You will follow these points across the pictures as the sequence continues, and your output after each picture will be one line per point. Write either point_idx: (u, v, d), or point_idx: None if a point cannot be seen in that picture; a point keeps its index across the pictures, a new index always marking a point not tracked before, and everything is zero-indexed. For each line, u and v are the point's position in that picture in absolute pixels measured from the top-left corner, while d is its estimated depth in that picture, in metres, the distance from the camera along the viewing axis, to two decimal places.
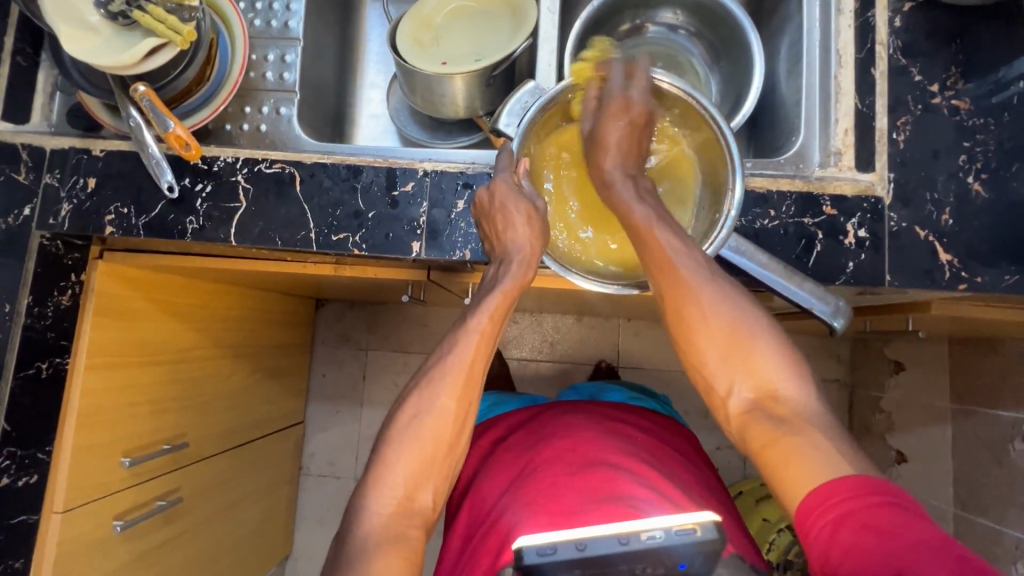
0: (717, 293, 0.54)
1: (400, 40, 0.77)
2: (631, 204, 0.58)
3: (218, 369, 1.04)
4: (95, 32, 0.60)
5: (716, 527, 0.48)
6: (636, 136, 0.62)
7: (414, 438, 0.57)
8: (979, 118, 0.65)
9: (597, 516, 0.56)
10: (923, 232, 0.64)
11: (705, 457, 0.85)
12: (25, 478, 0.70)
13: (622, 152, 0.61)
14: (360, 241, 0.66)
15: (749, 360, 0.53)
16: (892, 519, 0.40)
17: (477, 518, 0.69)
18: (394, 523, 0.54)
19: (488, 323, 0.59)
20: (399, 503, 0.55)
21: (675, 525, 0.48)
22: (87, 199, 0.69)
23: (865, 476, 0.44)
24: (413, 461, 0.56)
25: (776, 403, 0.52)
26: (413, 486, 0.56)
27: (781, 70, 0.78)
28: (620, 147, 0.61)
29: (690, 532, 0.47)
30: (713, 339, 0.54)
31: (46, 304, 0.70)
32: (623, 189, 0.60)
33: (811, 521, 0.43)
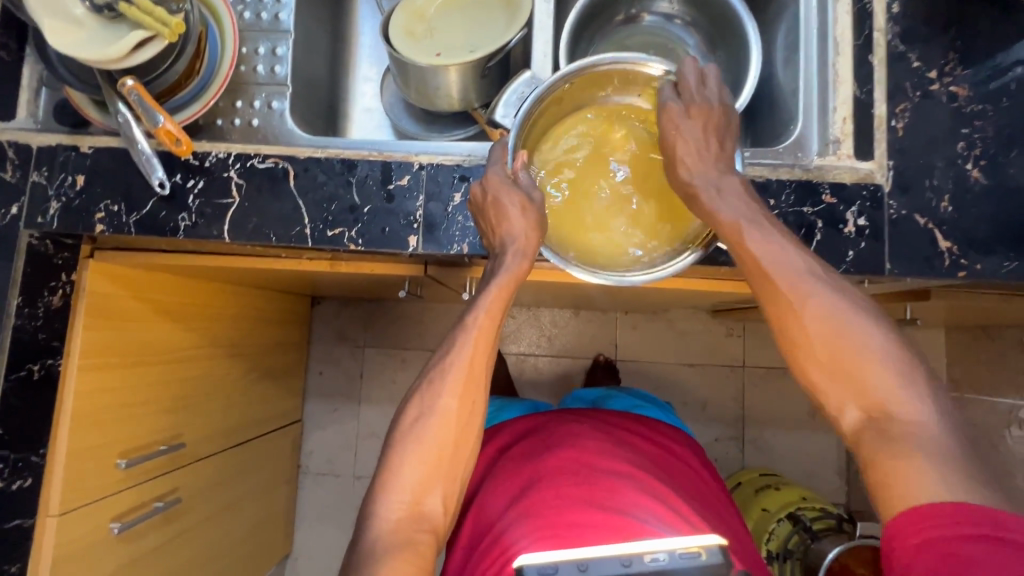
0: (824, 298, 0.53)
1: (393, 31, 0.76)
2: (716, 210, 0.57)
3: (215, 370, 1.03)
4: (80, 25, 0.59)
5: (722, 550, 0.48)
6: (715, 136, 0.60)
7: (419, 438, 0.57)
8: (977, 104, 0.65)
9: (602, 533, 0.57)
10: (922, 220, 0.64)
11: (710, 463, 0.85)
12: (19, 482, 0.69)
13: (708, 149, 0.59)
14: (356, 236, 0.65)
15: (854, 367, 0.50)
16: (984, 554, 0.38)
17: (481, 525, 0.68)
18: (404, 528, 0.54)
19: (486, 319, 0.59)
20: (408, 506, 0.55)
21: (680, 547, 0.48)
22: (76, 197, 0.68)
23: (976, 505, 0.41)
24: (419, 461, 0.56)
25: (884, 415, 0.48)
26: (422, 489, 0.56)
27: (777, 58, 0.77)
28: (706, 148, 0.59)
29: (696, 556, 0.47)
30: (817, 347, 0.52)
31: (37, 304, 0.69)
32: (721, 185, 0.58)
33: (899, 540, 0.43)
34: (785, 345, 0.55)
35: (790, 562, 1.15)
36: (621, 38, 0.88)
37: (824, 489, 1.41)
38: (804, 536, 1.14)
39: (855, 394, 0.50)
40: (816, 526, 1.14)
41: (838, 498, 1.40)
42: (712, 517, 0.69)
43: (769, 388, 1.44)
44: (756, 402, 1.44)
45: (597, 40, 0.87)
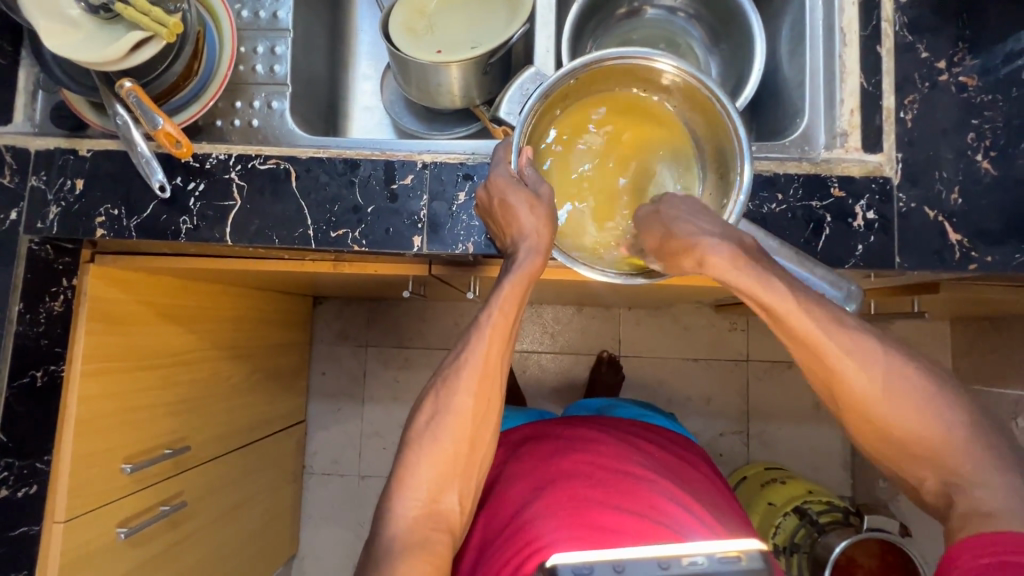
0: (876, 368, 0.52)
1: (394, 28, 0.75)
2: (759, 288, 0.51)
3: (219, 373, 1.03)
4: (76, 26, 0.58)
5: (760, 555, 0.50)
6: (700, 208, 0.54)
7: (434, 438, 0.58)
8: (987, 94, 0.64)
9: (628, 534, 0.58)
10: (932, 212, 0.63)
11: (715, 468, 0.85)
12: (25, 489, 0.69)
13: (713, 227, 0.52)
14: (360, 237, 0.64)
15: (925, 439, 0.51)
16: None
17: (492, 522, 0.68)
18: (419, 525, 0.55)
19: (500, 318, 0.58)
20: (423, 504, 0.56)
21: (718, 552, 0.49)
22: (76, 201, 0.67)
23: None
24: (436, 460, 0.57)
25: (957, 473, 0.50)
26: (438, 488, 0.57)
27: (782, 50, 0.76)
28: (700, 220, 0.52)
29: (735, 561, 0.49)
30: (886, 422, 0.52)
31: (38, 311, 0.68)
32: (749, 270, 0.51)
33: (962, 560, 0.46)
34: (846, 417, 0.55)
35: (797, 556, 1.14)
36: (624, 31, 0.87)
37: (829, 482, 1.41)
38: (811, 529, 1.13)
39: (931, 462, 0.52)
40: (823, 519, 1.13)
41: (843, 491, 1.40)
42: (722, 520, 0.69)
43: (773, 382, 1.44)
44: (760, 396, 1.44)
45: (598, 34, 0.87)
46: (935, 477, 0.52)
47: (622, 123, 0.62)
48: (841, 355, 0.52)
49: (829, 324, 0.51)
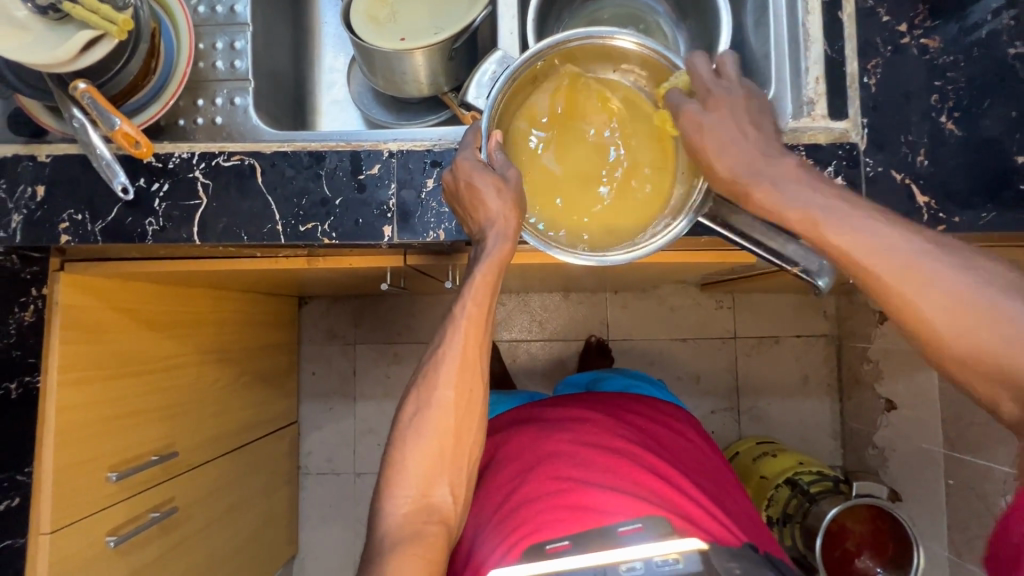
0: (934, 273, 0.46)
1: (356, 18, 0.74)
2: (784, 208, 0.50)
3: (204, 376, 1.02)
4: (26, 28, 0.57)
5: (699, 556, 0.55)
6: (749, 124, 0.53)
7: (420, 436, 0.57)
8: (949, 55, 0.64)
9: (608, 513, 0.60)
10: (899, 175, 0.63)
11: (708, 436, 0.86)
12: (7, 503, 0.68)
13: (755, 147, 0.52)
14: (330, 230, 0.64)
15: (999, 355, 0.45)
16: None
17: (482, 508, 0.68)
18: (411, 521, 0.56)
19: (474, 309, 0.57)
20: (415, 500, 0.56)
21: (658, 555, 0.55)
22: (38, 208, 0.65)
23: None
24: (421, 454, 0.57)
25: None
26: (428, 483, 0.57)
27: (748, 22, 0.76)
28: (745, 138, 0.52)
29: (673, 563, 0.54)
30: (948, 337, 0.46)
31: (8, 322, 0.68)
32: (784, 188, 0.50)
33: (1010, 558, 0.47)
34: None
35: (790, 526, 1.16)
36: (591, 12, 0.87)
37: (820, 451, 1.43)
38: (802, 499, 1.14)
39: None
40: (814, 488, 1.14)
41: (834, 460, 1.42)
42: (710, 491, 0.71)
43: (762, 356, 1.45)
44: (749, 371, 1.45)
45: (565, 16, 0.86)
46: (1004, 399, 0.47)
47: (594, 101, 0.60)
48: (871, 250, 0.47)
49: (871, 233, 0.48)
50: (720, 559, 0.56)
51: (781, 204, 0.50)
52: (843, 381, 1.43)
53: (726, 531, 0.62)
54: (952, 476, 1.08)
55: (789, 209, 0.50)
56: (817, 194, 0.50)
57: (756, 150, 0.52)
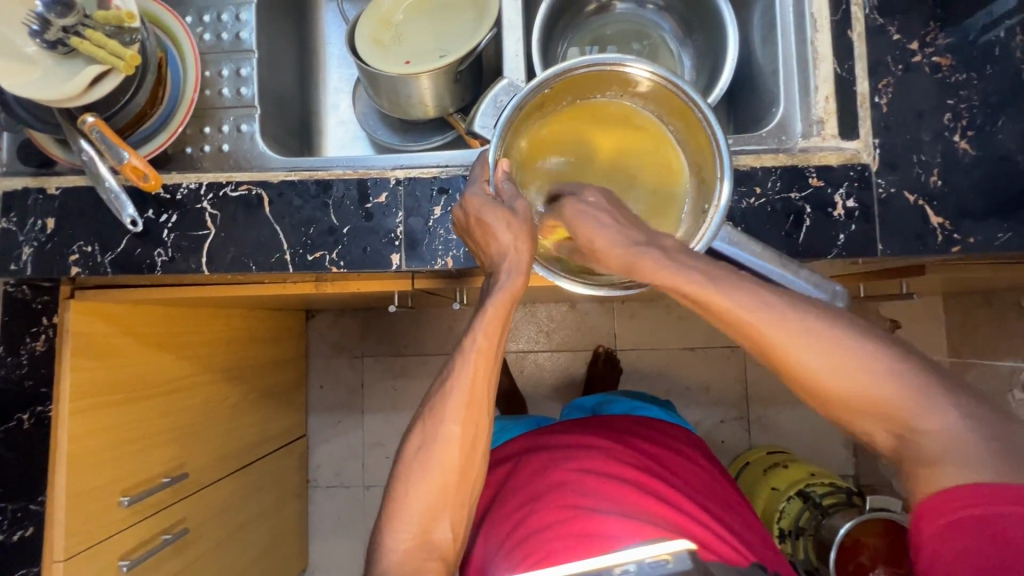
0: (804, 327, 0.48)
1: (361, 43, 0.74)
2: (674, 275, 0.50)
3: (212, 396, 1.02)
4: (34, 64, 0.57)
5: (690, 555, 0.52)
6: (615, 207, 0.54)
7: (425, 471, 0.57)
8: (961, 72, 0.63)
9: (617, 536, 0.58)
10: (913, 196, 0.62)
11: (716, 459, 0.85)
12: (21, 531, 0.70)
13: (625, 228, 0.52)
14: (337, 258, 0.64)
15: (862, 394, 0.46)
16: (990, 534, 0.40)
17: (492, 539, 0.68)
18: (412, 558, 0.56)
19: (483, 342, 0.56)
20: (415, 536, 0.56)
21: (649, 557, 0.52)
22: (49, 240, 0.66)
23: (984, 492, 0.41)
24: (425, 490, 0.57)
25: None
26: (428, 520, 0.57)
27: (755, 39, 0.75)
28: (611, 220, 0.52)
29: (664, 563, 0.51)
30: (824, 378, 0.47)
31: (20, 352, 0.69)
32: (652, 263, 0.50)
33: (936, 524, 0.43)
34: None
35: (803, 539, 1.14)
36: (596, 28, 0.87)
37: (831, 461, 1.42)
38: (815, 512, 1.13)
39: None
40: (826, 501, 1.13)
41: (846, 470, 1.41)
42: (722, 515, 0.69)
43: None
44: (758, 380, 1.43)
45: (569, 34, 0.85)
46: (884, 429, 0.47)
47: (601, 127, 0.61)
48: (741, 306, 0.48)
49: (746, 291, 0.49)
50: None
51: (664, 274, 0.50)
52: None
53: (735, 555, 0.62)
54: None
55: (672, 273, 0.50)
56: (685, 264, 0.50)
57: (626, 232, 0.52)
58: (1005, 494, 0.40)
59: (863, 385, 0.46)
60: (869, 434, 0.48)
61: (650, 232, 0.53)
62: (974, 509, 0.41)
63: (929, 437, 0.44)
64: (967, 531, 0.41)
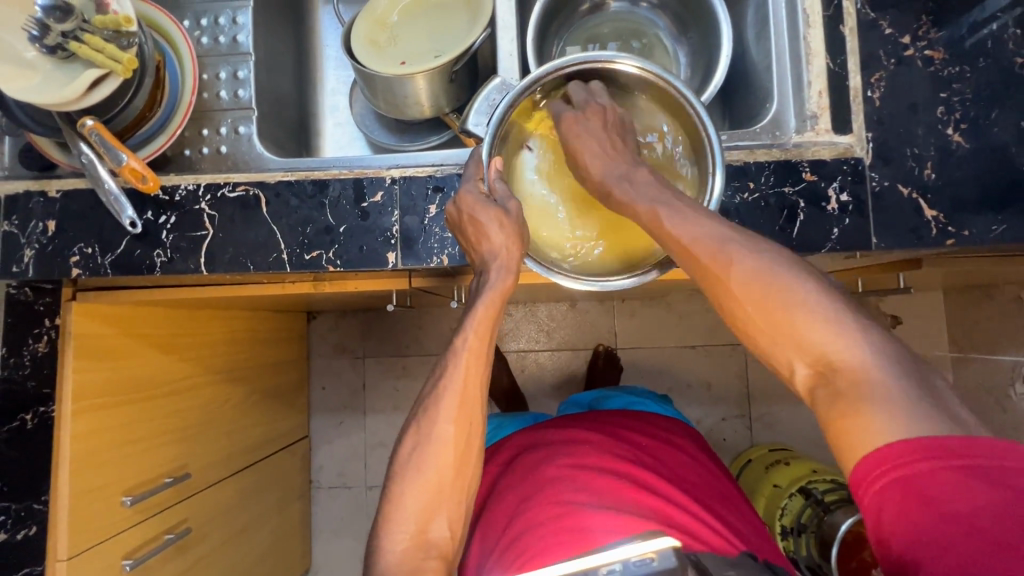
0: (745, 257, 0.50)
1: (356, 44, 0.75)
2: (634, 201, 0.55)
3: (214, 397, 1.03)
4: (34, 68, 0.58)
5: (675, 552, 0.50)
6: (614, 134, 0.58)
7: (419, 471, 0.57)
8: (954, 66, 0.63)
9: (609, 531, 0.58)
10: (907, 189, 0.62)
11: (713, 453, 0.85)
12: (25, 530, 0.71)
13: (612, 156, 0.57)
14: (334, 257, 0.64)
15: (789, 324, 0.47)
16: (939, 486, 0.37)
17: (488, 536, 0.68)
18: (410, 558, 0.56)
19: (475, 341, 0.57)
20: (413, 536, 0.56)
21: (633, 555, 0.50)
22: (50, 242, 0.66)
23: (922, 440, 0.39)
24: (420, 490, 0.57)
25: None
26: (424, 517, 0.57)
27: (749, 36, 0.76)
28: (603, 148, 0.57)
29: (649, 562, 0.49)
30: (741, 293, 0.50)
31: (22, 353, 0.70)
32: (624, 194, 0.56)
33: (866, 484, 0.40)
34: None
35: (806, 536, 1.14)
36: (590, 27, 0.87)
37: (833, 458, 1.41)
38: (817, 508, 1.13)
39: None
40: (828, 497, 1.13)
41: None
42: (717, 508, 0.69)
43: None
44: (759, 378, 1.43)
45: (563, 33, 0.86)
46: (803, 363, 0.47)
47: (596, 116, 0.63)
48: (686, 231, 0.52)
49: (698, 220, 0.52)
50: (718, 568, 0.56)
51: (632, 199, 0.55)
52: None
53: (726, 543, 0.62)
54: None
55: (636, 199, 0.55)
56: (651, 190, 0.55)
57: (611, 159, 0.57)
58: (924, 448, 0.39)
59: (789, 316, 0.47)
60: (789, 369, 0.48)
61: (632, 164, 0.58)
62: (898, 466, 0.39)
63: (845, 372, 0.45)
64: (898, 494, 0.38)
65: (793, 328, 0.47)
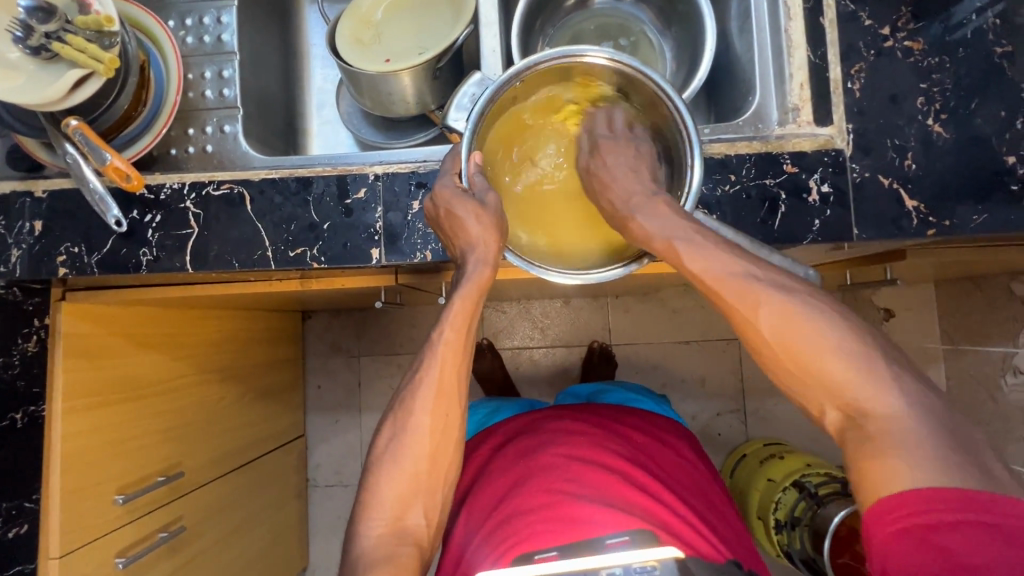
0: (771, 293, 0.52)
1: (340, 42, 0.75)
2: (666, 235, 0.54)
3: (207, 395, 1.03)
4: (17, 69, 0.58)
5: (677, 564, 0.52)
6: (641, 162, 0.60)
7: (396, 461, 0.58)
8: (934, 57, 0.63)
9: (601, 527, 0.59)
10: (887, 180, 0.63)
11: (705, 457, 0.85)
12: (15, 529, 0.71)
13: (639, 183, 0.59)
14: (319, 254, 0.65)
15: (812, 359, 0.50)
16: (958, 538, 0.42)
17: (473, 519, 0.69)
18: (385, 543, 0.56)
19: (452, 334, 0.57)
20: (389, 524, 0.57)
21: (636, 562, 0.52)
22: (37, 242, 0.67)
23: (947, 490, 0.43)
24: (397, 481, 0.58)
25: None
26: (401, 506, 0.57)
27: (732, 30, 0.76)
28: (632, 178, 0.59)
29: (651, 571, 0.52)
30: (765, 325, 0.52)
31: (11, 353, 0.71)
32: (642, 224, 0.56)
33: (883, 524, 0.44)
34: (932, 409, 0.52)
35: (799, 530, 1.13)
36: (575, 22, 0.87)
37: (828, 452, 1.41)
38: (810, 502, 1.12)
39: None
40: (821, 491, 1.13)
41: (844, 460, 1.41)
42: (698, 507, 0.70)
43: None
44: (754, 372, 1.43)
45: (549, 29, 0.86)
46: (832, 405, 0.50)
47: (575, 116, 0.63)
48: (704, 266, 0.53)
49: (714, 253, 0.53)
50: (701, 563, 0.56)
51: (649, 229, 0.55)
52: None
53: (714, 551, 0.62)
54: None
55: (654, 232, 0.55)
56: (675, 221, 0.55)
57: (632, 187, 0.58)
58: (954, 499, 0.42)
59: (811, 355, 0.50)
60: (819, 412, 0.51)
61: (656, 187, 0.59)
62: (922, 514, 0.43)
63: (876, 420, 0.47)
64: (916, 539, 0.43)
65: (816, 362, 0.50)
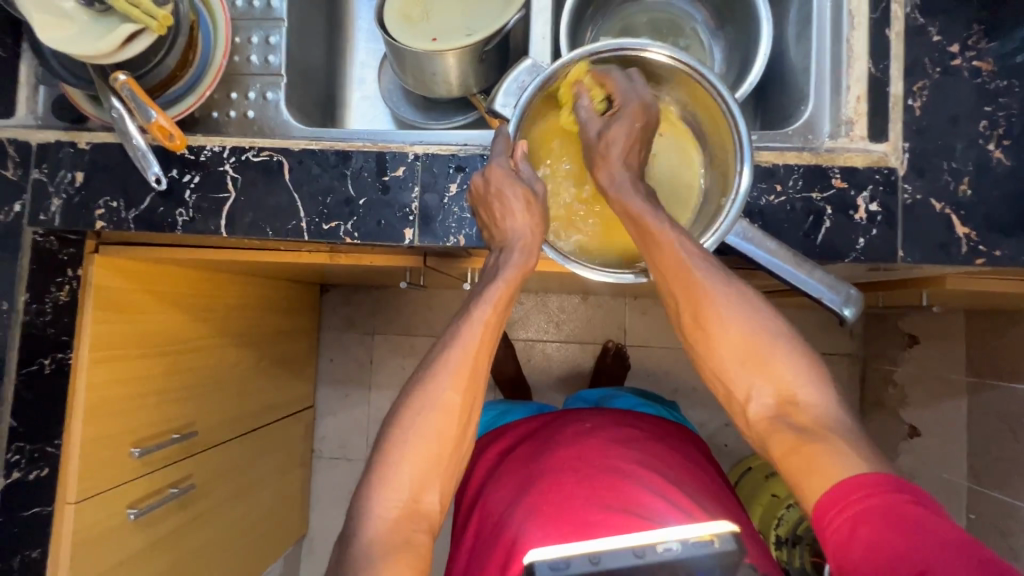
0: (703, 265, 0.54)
1: (389, 16, 0.73)
2: (641, 209, 0.55)
3: (225, 358, 1.04)
4: (71, 19, 0.58)
5: (734, 537, 0.51)
6: (640, 137, 0.59)
7: (419, 437, 0.55)
8: (1002, 79, 0.61)
9: (604, 527, 0.58)
10: (939, 204, 0.61)
11: (715, 462, 0.84)
12: (36, 471, 0.71)
13: (629, 151, 0.58)
14: (352, 229, 0.65)
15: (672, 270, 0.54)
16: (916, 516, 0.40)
17: (484, 527, 0.69)
18: (401, 528, 0.53)
19: (491, 313, 0.57)
20: (404, 505, 0.54)
21: (692, 537, 0.51)
22: (77, 193, 0.68)
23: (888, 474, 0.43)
24: (417, 462, 0.55)
25: None
26: (419, 486, 0.55)
27: (789, 34, 0.74)
28: (628, 143, 0.58)
29: (708, 544, 0.50)
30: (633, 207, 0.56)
31: (43, 301, 0.70)
32: (632, 191, 0.57)
33: (830, 517, 0.43)
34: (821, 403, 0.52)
35: (800, 547, 1.17)
36: (626, 16, 0.85)
37: None
38: None
39: None
40: None
41: None
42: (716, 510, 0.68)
43: None
44: None
45: (599, 20, 0.84)
46: (766, 396, 0.53)
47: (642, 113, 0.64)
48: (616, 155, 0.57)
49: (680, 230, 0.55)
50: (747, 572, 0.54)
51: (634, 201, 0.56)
52: (866, 401, 1.38)
53: None
54: (974, 510, 1.06)
55: (685, 257, 0.54)
56: (702, 256, 0.54)
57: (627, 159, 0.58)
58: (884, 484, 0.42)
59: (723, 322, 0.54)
60: (749, 399, 0.54)
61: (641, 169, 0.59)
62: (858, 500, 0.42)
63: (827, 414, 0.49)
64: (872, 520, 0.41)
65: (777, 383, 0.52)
